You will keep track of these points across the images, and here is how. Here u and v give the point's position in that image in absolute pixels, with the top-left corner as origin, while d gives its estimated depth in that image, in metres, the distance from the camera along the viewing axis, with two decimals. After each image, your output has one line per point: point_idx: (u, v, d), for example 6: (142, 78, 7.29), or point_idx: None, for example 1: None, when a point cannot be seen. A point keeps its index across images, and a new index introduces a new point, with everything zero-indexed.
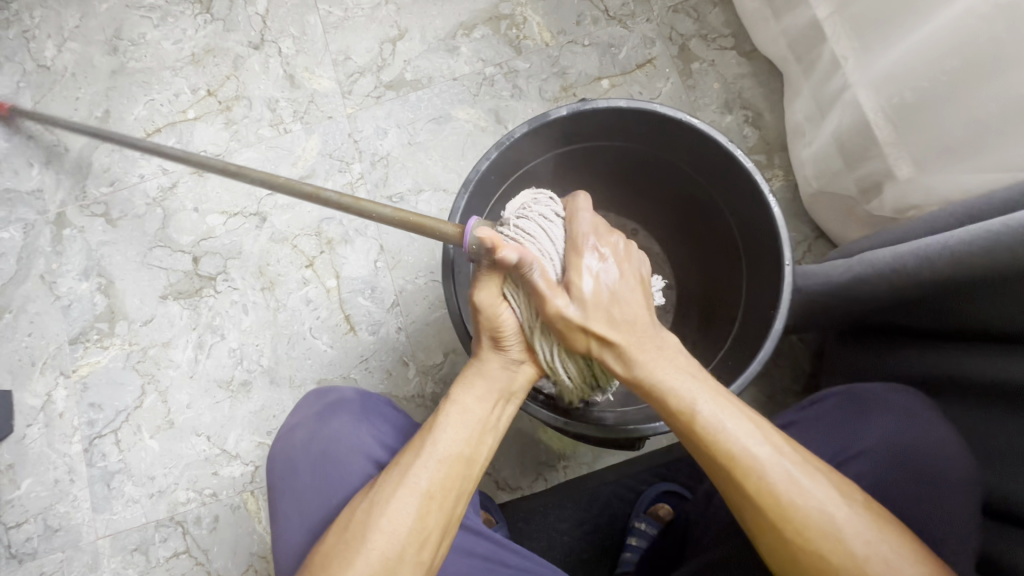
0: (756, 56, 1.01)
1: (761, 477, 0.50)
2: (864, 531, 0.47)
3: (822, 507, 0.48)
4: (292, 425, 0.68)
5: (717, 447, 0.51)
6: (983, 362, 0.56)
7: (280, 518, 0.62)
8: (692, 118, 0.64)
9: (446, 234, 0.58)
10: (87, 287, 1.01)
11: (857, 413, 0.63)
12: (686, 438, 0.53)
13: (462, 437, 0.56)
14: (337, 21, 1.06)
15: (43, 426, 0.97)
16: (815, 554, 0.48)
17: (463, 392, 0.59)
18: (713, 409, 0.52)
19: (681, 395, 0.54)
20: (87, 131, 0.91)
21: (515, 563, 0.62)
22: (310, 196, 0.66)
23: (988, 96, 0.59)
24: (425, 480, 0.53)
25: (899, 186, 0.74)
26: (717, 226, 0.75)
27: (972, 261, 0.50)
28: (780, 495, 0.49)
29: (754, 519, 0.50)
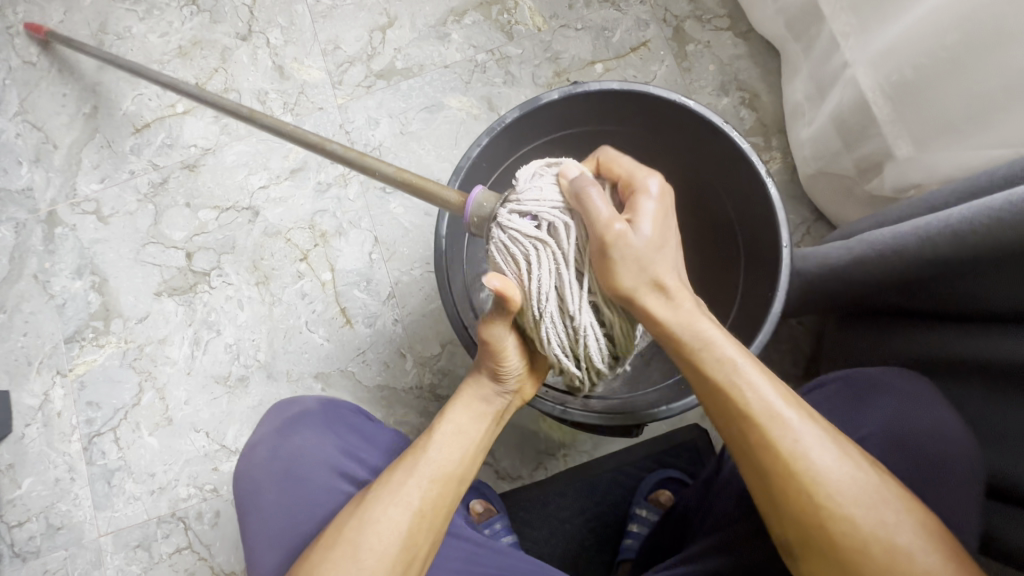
0: (752, 37, 0.99)
1: (795, 439, 0.47)
2: (893, 502, 0.45)
3: (855, 472, 0.46)
4: (256, 442, 0.68)
5: (751, 405, 0.48)
6: (984, 344, 0.55)
7: (251, 537, 0.62)
8: (685, 99, 0.63)
9: (447, 200, 0.60)
10: (81, 286, 1.01)
11: (852, 397, 0.63)
12: (716, 396, 0.50)
13: (454, 455, 0.57)
14: (325, 10, 1.04)
15: (42, 425, 0.97)
16: (841, 522, 0.45)
17: (457, 413, 0.60)
18: (748, 368, 0.50)
19: (716, 350, 0.50)
20: (102, 57, 0.93)
21: (494, 563, 0.62)
22: (317, 147, 0.66)
23: (991, 69, 0.57)
24: (416, 498, 0.54)
25: (899, 166, 0.73)
26: (712, 210, 0.74)
27: (974, 240, 0.48)
28: (813, 457, 0.46)
29: (780, 484, 0.47)
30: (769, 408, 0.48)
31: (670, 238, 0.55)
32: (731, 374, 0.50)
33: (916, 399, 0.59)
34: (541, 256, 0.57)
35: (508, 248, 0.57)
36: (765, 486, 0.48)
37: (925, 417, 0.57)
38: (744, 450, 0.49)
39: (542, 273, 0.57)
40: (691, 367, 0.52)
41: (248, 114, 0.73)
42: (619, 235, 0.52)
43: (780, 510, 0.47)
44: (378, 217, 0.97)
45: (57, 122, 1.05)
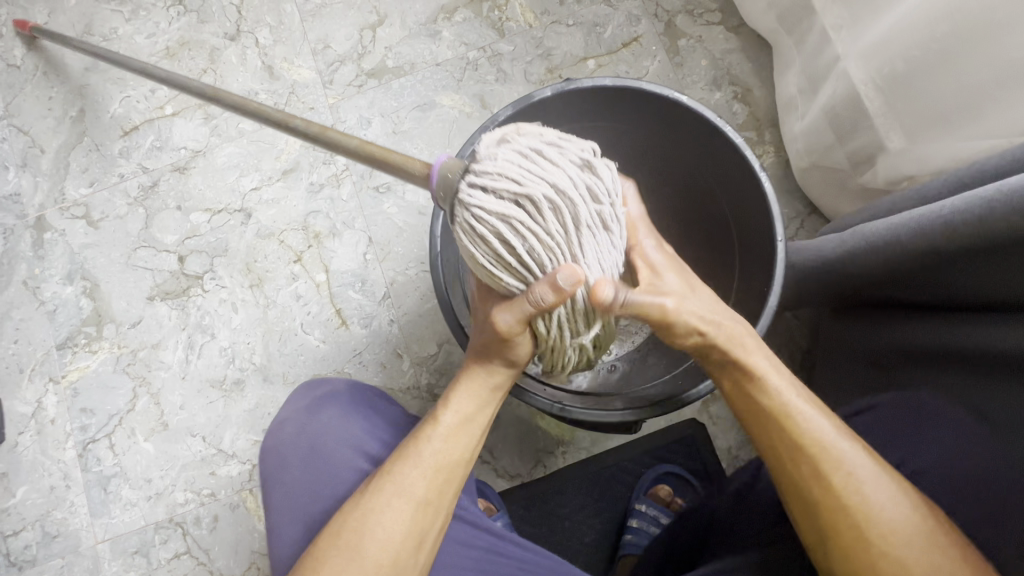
0: (744, 31, 0.99)
1: (849, 474, 0.50)
2: (943, 544, 0.48)
3: (905, 511, 0.49)
4: (282, 418, 0.67)
5: (808, 439, 0.52)
6: (977, 334, 0.55)
7: (274, 512, 0.62)
8: (679, 95, 0.63)
9: (411, 172, 0.51)
10: (72, 291, 1.00)
11: (905, 426, 0.62)
12: (771, 428, 0.53)
13: (461, 444, 0.56)
14: (314, 9, 1.03)
15: (35, 433, 0.96)
16: (891, 559, 0.49)
17: (461, 400, 0.58)
18: (804, 404, 0.53)
19: (773, 383, 0.54)
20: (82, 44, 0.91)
21: (516, 554, 0.62)
22: (280, 124, 0.61)
23: (981, 62, 0.58)
24: (422, 490, 0.54)
25: (891, 158, 0.73)
26: (706, 206, 0.74)
27: (966, 231, 0.49)
28: (866, 493, 0.50)
29: (833, 519, 0.50)
30: (825, 446, 0.51)
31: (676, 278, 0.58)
32: (788, 412, 0.53)
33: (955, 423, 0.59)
34: (513, 236, 0.49)
35: (476, 228, 0.50)
36: (818, 521, 0.51)
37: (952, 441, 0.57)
38: (798, 485, 0.52)
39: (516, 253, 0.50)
40: (745, 400, 0.55)
41: (211, 92, 0.72)
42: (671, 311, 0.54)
43: (829, 543, 0.51)
44: (372, 216, 0.97)
45: (44, 126, 1.04)
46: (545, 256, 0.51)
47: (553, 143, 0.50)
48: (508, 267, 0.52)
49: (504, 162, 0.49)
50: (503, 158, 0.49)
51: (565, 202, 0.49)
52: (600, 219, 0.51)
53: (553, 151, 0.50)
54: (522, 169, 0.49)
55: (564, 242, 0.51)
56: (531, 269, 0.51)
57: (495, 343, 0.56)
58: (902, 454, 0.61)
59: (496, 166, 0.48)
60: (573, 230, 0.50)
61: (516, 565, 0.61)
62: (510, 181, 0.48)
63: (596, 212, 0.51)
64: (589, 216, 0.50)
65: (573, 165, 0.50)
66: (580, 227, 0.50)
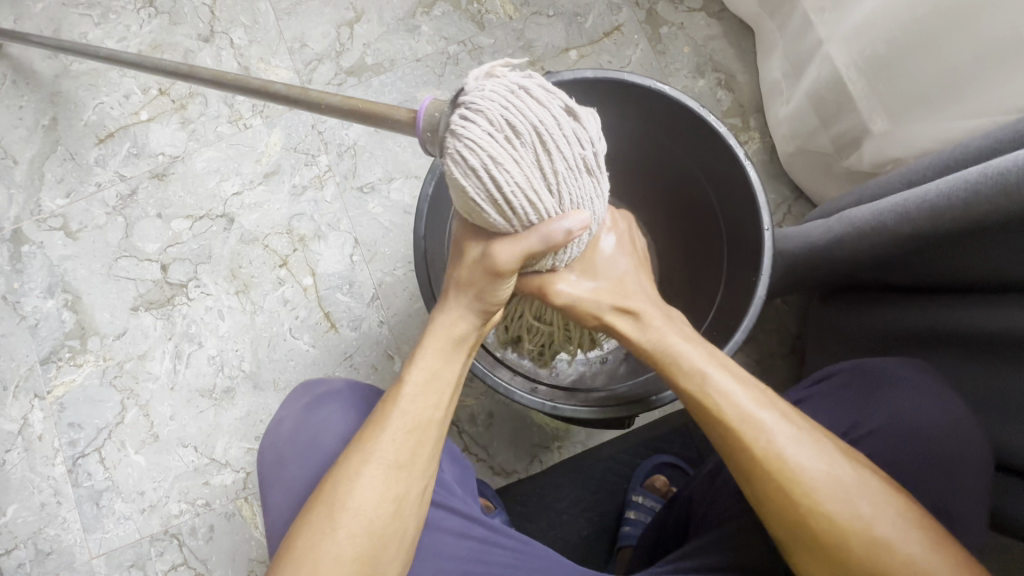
0: (726, 16, 0.98)
1: (769, 440, 0.49)
2: (872, 496, 0.47)
3: (829, 469, 0.48)
4: (280, 418, 0.66)
5: (724, 412, 0.50)
6: (966, 314, 0.55)
7: (272, 510, 0.61)
8: (660, 85, 0.62)
9: (397, 120, 0.50)
10: (53, 304, 0.98)
11: (863, 391, 0.61)
12: (693, 407, 0.52)
13: (430, 404, 0.54)
14: (289, 7, 1.01)
15: (23, 450, 0.95)
16: (821, 518, 0.47)
17: (424, 356, 0.54)
18: (716, 372, 0.52)
19: (687, 360, 0.53)
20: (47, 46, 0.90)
21: (512, 546, 0.61)
22: (259, 91, 0.62)
23: (961, 42, 0.57)
24: (392, 452, 0.52)
25: (877, 141, 0.73)
26: (693, 195, 0.73)
27: (951, 216, 0.48)
28: (787, 457, 0.48)
29: (759, 485, 0.49)
30: (741, 413, 0.50)
31: (619, 254, 0.58)
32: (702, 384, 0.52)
33: (927, 389, 0.58)
34: (495, 178, 0.44)
35: (459, 158, 0.44)
36: (749, 488, 0.50)
37: (930, 406, 0.57)
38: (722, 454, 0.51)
39: (506, 190, 0.45)
40: (669, 381, 0.54)
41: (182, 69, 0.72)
42: (552, 295, 0.56)
43: (764, 510, 0.50)
44: (358, 217, 0.95)
45: (15, 136, 1.01)
46: (529, 199, 0.46)
47: (539, 80, 0.45)
48: (495, 206, 0.46)
49: (489, 102, 0.43)
50: (491, 95, 0.43)
51: (555, 140, 0.45)
52: (591, 161, 0.47)
53: (541, 90, 0.44)
54: (507, 104, 0.43)
55: (556, 182, 0.46)
56: (523, 208, 0.46)
57: (484, 284, 0.53)
58: (859, 417, 0.60)
59: (481, 106, 0.43)
60: (564, 169, 0.46)
61: (511, 555, 0.61)
62: (495, 120, 0.43)
63: (585, 155, 0.47)
64: (579, 157, 0.46)
65: (560, 105, 0.45)
66: (571, 168, 0.46)
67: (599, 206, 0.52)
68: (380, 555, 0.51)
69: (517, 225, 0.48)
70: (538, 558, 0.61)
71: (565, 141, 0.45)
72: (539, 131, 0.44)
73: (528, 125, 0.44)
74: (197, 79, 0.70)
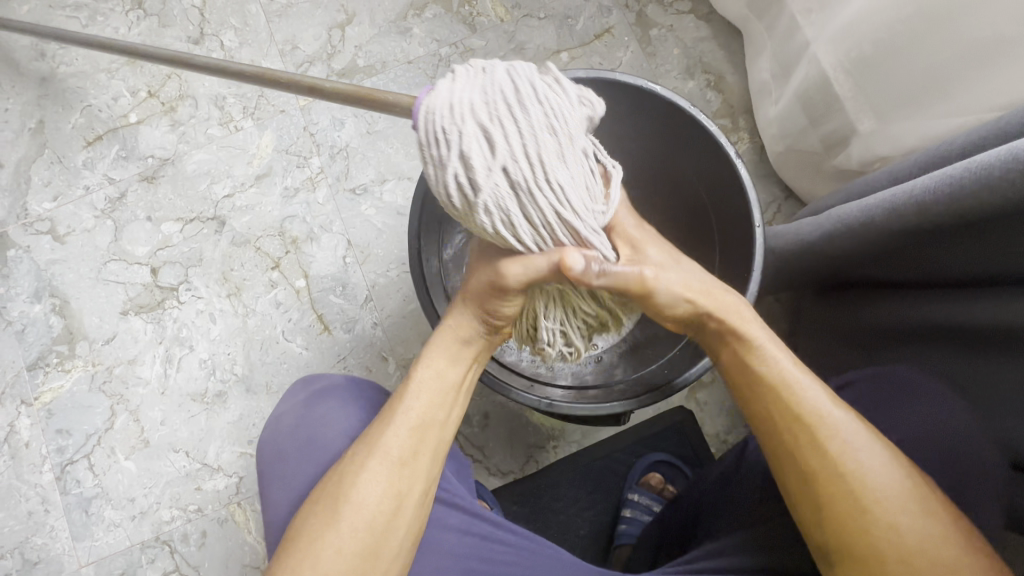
0: (715, 18, 1.00)
1: (844, 440, 0.48)
2: (940, 514, 0.46)
3: (900, 481, 0.47)
4: (280, 411, 0.65)
5: (802, 406, 0.50)
6: (954, 309, 0.56)
7: (272, 505, 0.60)
8: (651, 84, 0.63)
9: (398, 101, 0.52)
10: (40, 310, 0.96)
11: (886, 397, 0.62)
12: (768, 398, 0.51)
13: (435, 402, 0.54)
14: (280, 9, 1.01)
15: (9, 458, 0.93)
16: (884, 528, 0.46)
17: (432, 356, 0.56)
18: (800, 371, 0.51)
19: (771, 352, 0.52)
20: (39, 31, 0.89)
21: (516, 542, 0.61)
22: (261, 79, 0.64)
23: (945, 42, 0.59)
24: (397, 448, 0.52)
25: (864, 140, 0.75)
26: (684, 193, 0.74)
27: (938, 211, 0.49)
28: (861, 459, 0.48)
29: (824, 484, 0.48)
30: (821, 411, 0.49)
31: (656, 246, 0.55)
32: (783, 378, 0.51)
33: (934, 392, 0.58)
34: (435, 110, 0.47)
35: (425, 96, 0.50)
36: (811, 487, 0.48)
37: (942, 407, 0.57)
38: (792, 450, 0.50)
39: (437, 120, 0.47)
40: (744, 376, 0.53)
41: (182, 57, 0.72)
42: (646, 284, 0.52)
43: (821, 512, 0.48)
44: (351, 219, 0.95)
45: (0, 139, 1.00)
46: (456, 135, 0.47)
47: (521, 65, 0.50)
48: (428, 135, 0.48)
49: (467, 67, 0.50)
50: (473, 66, 0.50)
51: (503, 67, 0.49)
52: (540, 85, 0.48)
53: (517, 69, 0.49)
54: (480, 72, 0.49)
55: (488, 128, 0.47)
56: (448, 142, 0.47)
57: (487, 291, 0.54)
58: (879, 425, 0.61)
59: (460, 69, 0.50)
60: (503, 83, 0.48)
61: (514, 553, 0.60)
62: (463, 76, 0.49)
63: (534, 110, 0.48)
64: (524, 79, 0.48)
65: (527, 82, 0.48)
66: (513, 85, 0.48)
67: (554, 137, 0.48)
68: (381, 552, 0.51)
69: (442, 158, 0.48)
70: (542, 556, 0.61)
71: (513, 100, 0.47)
72: (490, 89, 0.48)
73: (485, 83, 0.48)
74: (198, 63, 0.71)
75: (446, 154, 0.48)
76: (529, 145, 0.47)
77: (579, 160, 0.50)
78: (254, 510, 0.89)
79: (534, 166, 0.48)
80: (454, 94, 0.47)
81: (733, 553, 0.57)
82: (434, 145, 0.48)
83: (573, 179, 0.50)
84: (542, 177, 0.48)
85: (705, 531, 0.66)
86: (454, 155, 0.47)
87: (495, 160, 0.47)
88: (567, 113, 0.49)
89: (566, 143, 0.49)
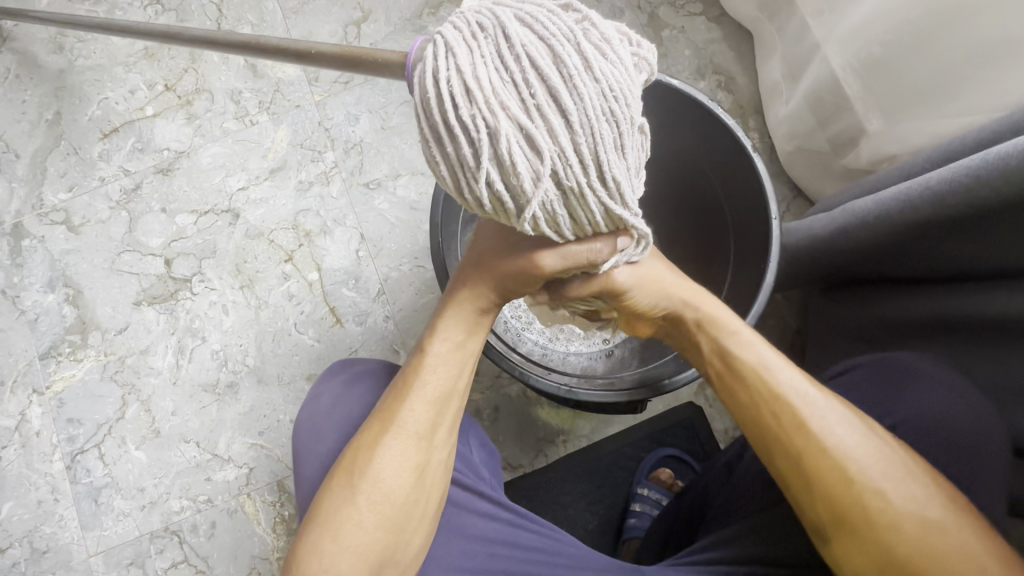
0: (726, 20, 1.01)
1: (822, 416, 0.51)
2: (921, 477, 0.49)
3: (881, 451, 0.50)
4: (313, 393, 0.65)
5: (782, 388, 0.53)
6: (968, 301, 0.57)
7: (305, 483, 0.61)
8: (670, 79, 0.64)
9: (379, 65, 0.47)
10: (53, 299, 0.97)
11: (886, 382, 0.62)
12: (746, 383, 0.54)
13: (452, 373, 0.55)
14: (297, 6, 1.02)
15: (20, 447, 0.93)
16: (874, 497, 0.48)
17: (449, 329, 0.55)
18: (771, 354, 0.55)
19: (743, 339, 0.55)
20: (53, 19, 0.90)
21: (539, 529, 0.62)
22: (242, 46, 0.61)
23: (952, 43, 0.60)
24: (413, 424, 0.53)
25: (873, 139, 0.76)
26: (701, 187, 0.75)
27: (955, 202, 0.50)
28: (841, 436, 0.50)
29: (814, 465, 0.50)
30: (795, 393, 0.52)
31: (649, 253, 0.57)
32: (756, 360, 0.54)
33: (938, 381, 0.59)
34: (455, 97, 0.35)
35: (428, 69, 0.36)
36: (799, 468, 0.50)
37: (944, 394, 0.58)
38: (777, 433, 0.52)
39: (462, 112, 0.35)
40: (721, 360, 0.55)
41: (172, 31, 0.72)
42: (616, 284, 0.52)
43: (814, 494, 0.49)
44: (364, 213, 0.96)
45: (18, 130, 1.01)
46: (487, 132, 0.35)
47: (551, 11, 0.37)
48: (451, 131, 0.36)
49: (483, 23, 0.37)
50: (488, 20, 0.37)
51: (537, 27, 0.36)
52: (591, 50, 0.36)
53: (549, 25, 0.36)
54: (502, 30, 0.36)
55: (529, 118, 0.35)
56: (479, 141, 0.36)
57: (516, 276, 0.51)
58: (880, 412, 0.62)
59: (471, 27, 0.37)
60: (540, 53, 0.36)
61: (538, 539, 0.61)
62: (482, 42, 0.36)
63: (585, 86, 0.36)
64: (563, 38, 0.36)
65: (568, 42, 0.36)
66: (552, 56, 0.36)
67: (615, 123, 0.37)
68: (405, 523, 0.52)
69: (470, 160, 0.37)
70: (565, 543, 0.62)
71: (555, 74, 0.35)
72: (523, 62, 0.35)
73: (514, 55, 0.35)
74: (187, 35, 0.69)
75: (472, 158, 0.36)
76: (583, 141, 0.36)
77: (639, 142, 0.39)
78: (264, 501, 0.89)
79: (594, 162, 0.37)
80: (474, 75, 0.35)
81: (729, 543, 0.59)
82: (456, 142, 0.37)
83: (631, 172, 0.39)
84: (602, 175, 0.38)
85: (713, 522, 0.67)
86: (484, 157, 0.36)
87: (539, 159, 0.36)
88: (631, 89, 0.37)
89: (627, 128, 0.37)
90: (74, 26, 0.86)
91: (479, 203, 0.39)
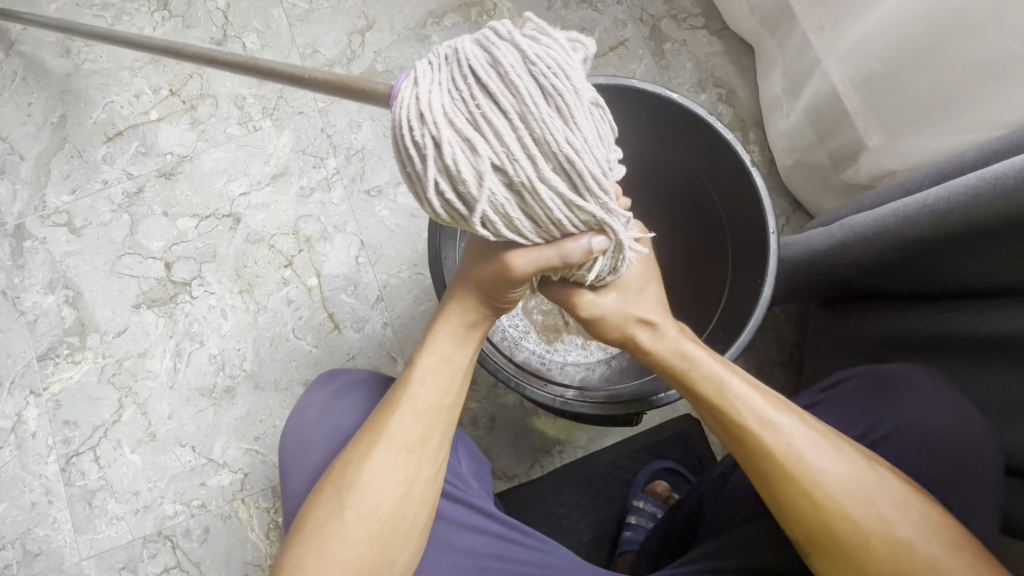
0: (728, 34, 1.02)
1: (788, 441, 0.50)
2: (892, 496, 0.48)
3: (850, 473, 0.49)
4: (302, 404, 0.65)
5: (742, 417, 0.52)
6: (965, 318, 0.56)
7: (293, 495, 0.60)
8: (669, 92, 0.63)
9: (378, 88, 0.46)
10: (53, 301, 0.97)
11: (883, 394, 0.62)
12: (712, 411, 0.53)
13: (442, 387, 0.54)
14: (302, 14, 1.03)
15: (15, 448, 0.93)
16: (843, 520, 0.48)
17: (439, 341, 0.55)
18: (735, 380, 0.53)
19: (706, 369, 0.54)
20: (57, 25, 0.90)
21: (529, 543, 0.61)
22: (246, 67, 0.61)
23: (952, 61, 0.60)
24: (402, 436, 0.52)
25: (873, 154, 0.76)
26: (699, 198, 0.75)
27: (953, 220, 0.50)
28: (807, 460, 0.49)
29: (780, 489, 0.50)
30: (759, 420, 0.51)
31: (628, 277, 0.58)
32: (720, 388, 0.53)
33: (935, 395, 0.59)
34: (403, 117, 0.38)
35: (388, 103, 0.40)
36: (767, 493, 0.51)
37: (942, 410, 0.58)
38: (744, 459, 0.52)
39: (407, 128, 0.38)
40: (686, 389, 0.55)
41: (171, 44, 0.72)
42: (579, 304, 0.58)
43: (784, 515, 0.50)
44: (364, 219, 0.96)
45: (23, 132, 1.02)
46: (430, 142, 0.37)
47: (495, 28, 0.39)
48: (404, 152, 0.39)
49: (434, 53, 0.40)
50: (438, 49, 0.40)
51: (481, 45, 0.38)
52: (527, 49, 0.37)
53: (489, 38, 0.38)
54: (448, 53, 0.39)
55: (466, 124, 0.37)
56: (423, 152, 0.38)
57: (497, 282, 0.51)
58: (875, 424, 0.61)
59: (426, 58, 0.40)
60: (481, 65, 0.38)
61: (528, 552, 0.60)
62: (431, 67, 0.39)
63: (521, 86, 0.37)
64: (501, 46, 0.38)
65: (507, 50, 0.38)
66: (493, 66, 0.37)
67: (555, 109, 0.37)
68: (392, 538, 0.52)
69: (422, 174, 0.39)
70: (556, 557, 0.61)
71: (494, 80, 0.37)
72: (462, 76, 0.38)
73: (455, 71, 0.38)
74: (185, 50, 0.70)
75: (424, 170, 0.38)
76: (526, 138, 0.37)
77: (590, 122, 0.39)
78: (258, 507, 0.89)
79: (535, 155, 0.37)
80: (418, 95, 0.38)
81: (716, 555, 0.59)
82: (411, 162, 0.39)
83: (590, 150, 0.38)
84: (545, 163, 0.37)
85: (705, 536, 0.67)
86: (432, 170, 0.38)
87: (480, 159, 0.37)
88: (570, 76, 0.37)
89: (571, 109, 0.37)
90: (80, 32, 0.87)
91: (436, 213, 0.41)
